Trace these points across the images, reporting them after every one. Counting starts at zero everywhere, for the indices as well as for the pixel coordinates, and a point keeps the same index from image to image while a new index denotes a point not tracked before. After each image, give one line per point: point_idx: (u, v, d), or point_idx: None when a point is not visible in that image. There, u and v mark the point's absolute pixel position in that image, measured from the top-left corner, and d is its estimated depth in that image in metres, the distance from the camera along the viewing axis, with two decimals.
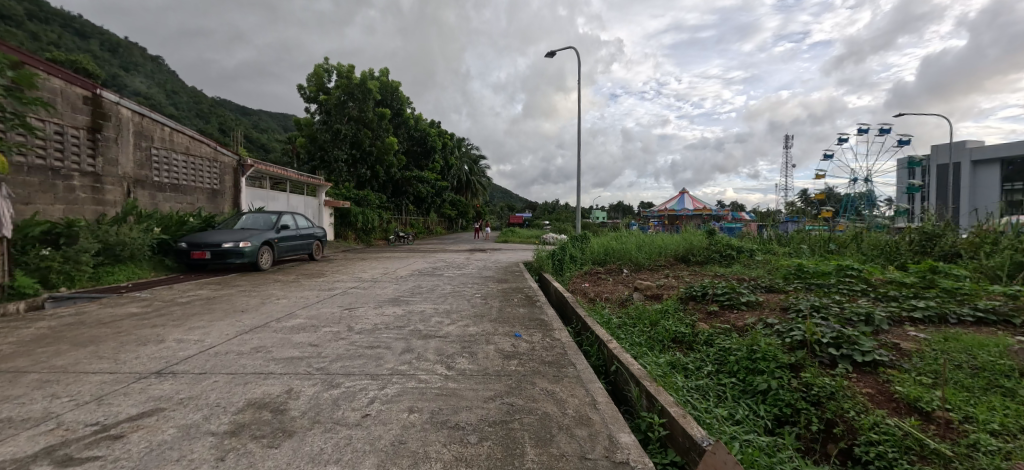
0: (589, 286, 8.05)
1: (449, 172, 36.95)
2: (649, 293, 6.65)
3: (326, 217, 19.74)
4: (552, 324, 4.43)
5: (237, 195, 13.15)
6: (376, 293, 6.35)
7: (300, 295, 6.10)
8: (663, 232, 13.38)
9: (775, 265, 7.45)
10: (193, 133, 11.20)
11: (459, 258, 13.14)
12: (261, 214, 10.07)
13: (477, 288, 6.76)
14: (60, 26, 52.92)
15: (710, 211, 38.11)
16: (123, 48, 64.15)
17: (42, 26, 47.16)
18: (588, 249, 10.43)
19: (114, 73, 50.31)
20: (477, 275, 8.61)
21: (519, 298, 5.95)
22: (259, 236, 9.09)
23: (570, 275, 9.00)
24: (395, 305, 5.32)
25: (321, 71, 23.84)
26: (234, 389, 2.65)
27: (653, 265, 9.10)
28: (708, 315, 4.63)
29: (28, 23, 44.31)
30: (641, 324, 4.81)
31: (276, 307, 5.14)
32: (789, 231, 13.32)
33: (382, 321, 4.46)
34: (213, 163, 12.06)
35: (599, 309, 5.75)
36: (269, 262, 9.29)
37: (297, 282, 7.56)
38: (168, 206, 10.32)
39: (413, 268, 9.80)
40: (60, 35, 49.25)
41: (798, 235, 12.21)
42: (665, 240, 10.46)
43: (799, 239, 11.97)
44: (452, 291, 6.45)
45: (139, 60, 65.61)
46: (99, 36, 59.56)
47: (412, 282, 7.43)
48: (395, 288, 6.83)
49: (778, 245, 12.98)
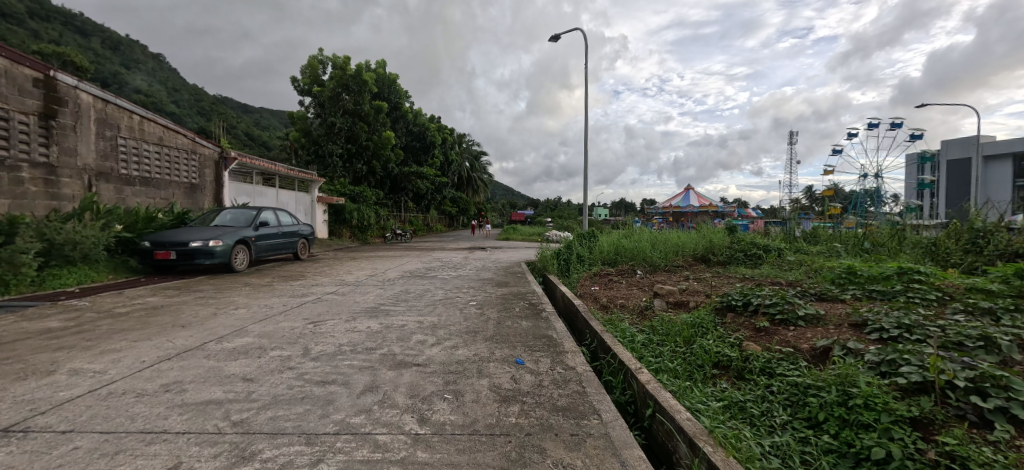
0: (601, 291, 7.13)
1: (449, 168, 36.07)
2: (672, 299, 5.73)
3: (320, 213, 18.87)
4: (563, 344, 3.52)
5: (219, 191, 12.29)
6: (355, 300, 5.44)
7: (266, 303, 5.22)
8: (677, 230, 12.44)
9: (815, 267, 6.51)
10: (167, 122, 10.35)
11: (457, 257, 12.22)
12: (239, 210, 9.18)
13: (472, 294, 5.86)
14: (61, 23, 52.56)
15: (716, 207, 37.13)
16: (125, 45, 63.80)
17: (43, 24, 46.84)
18: (597, 247, 9.50)
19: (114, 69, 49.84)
20: (474, 277, 7.70)
21: (521, 306, 5.04)
22: (233, 234, 8.19)
23: (577, 276, 8.09)
24: (372, 316, 4.42)
25: (315, 62, 22.90)
26: (91, 467, 1.76)
27: (671, 266, 8.16)
28: (756, 332, 3.72)
29: (29, 21, 44.03)
30: (672, 343, 3.89)
31: (227, 321, 4.24)
32: (807, 228, 12.34)
33: (350, 340, 3.55)
34: (192, 155, 11.21)
35: (615, 321, 4.84)
36: (245, 263, 8.40)
37: (270, 286, 6.68)
38: (138, 201, 9.46)
39: (404, 269, 8.90)
40: (61, 32, 48.87)
41: (826, 234, 11.20)
42: (681, 238, 9.53)
43: (828, 237, 10.97)
44: (443, 297, 5.55)
45: (141, 57, 65.25)
46: (100, 33, 59.14)
47: (399, 287, 6.52)
48: (378, 294, 5.93)
49: (805, 242, 11.95)
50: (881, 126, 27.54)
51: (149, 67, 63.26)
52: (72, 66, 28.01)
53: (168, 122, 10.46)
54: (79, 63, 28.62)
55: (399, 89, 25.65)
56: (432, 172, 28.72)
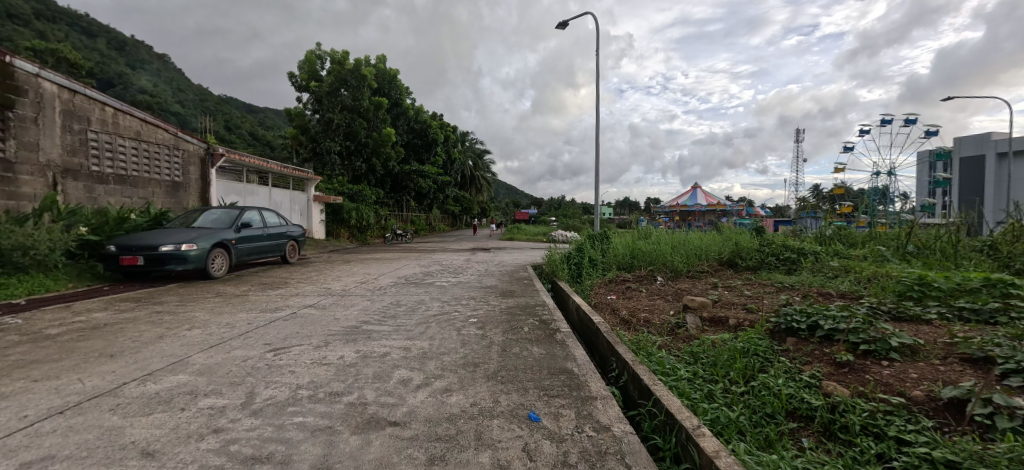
0: (619, 301, 6.29)
1: (452, 167, 35.28)
2: (706, 313, 4.89)
3: (316, 213, 18.12)
4: (589, 386, 2.69)
5: (206, 189, 11.55)
6: (334, 316, 4.63)
7: (228, 320, 4.41)
8: (695, 230, 11.54)
9: (867, 276, 5.64)
10: (146, 115, 9.61)
11: (459, 260, 11.41)
12: (220, 211, 8.39)
13: (472, 307, 5.03)
14: (67, 23, 52.47)
15: (725, 206, 36.21)
16: (131, 45, 63.60)
17: (51, 25, 46.80)
18: (610, 250, 8.68)
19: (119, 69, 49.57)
20: (477, 284, 6.89)
21: (531, 325, 4.22)
22: (210, 236, 7.41)
23: (591, 284, 7.25)
24: (348, 341, 3.61)
25: (313, 57, 22.13)
26: None
27: (695, 273, 7.30)
28: (837, 367, 2.90)
29: (36, 21, 43.98)
30: (726, 379, 3.07)
31: (171, 347, 3.45)
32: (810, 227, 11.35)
33: (311, 379, 2.74)
34: (174, 151, 10.47)
35: (645, 344, 4.00)
36: (224, 269, 7.62)
37: (244, 296, 5.89)
38: (111, 200, 8.73)
39: (399, 275, 8.09)
40: (67, 33, 48.75)
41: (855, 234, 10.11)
42: (703, 240, 8.67)
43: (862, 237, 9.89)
44: (437, 313, 4.73)
45: (147, 57, 65.08)
46: (107, 34, 59.04)
47: (390, 297, 5.72)
48: (364, 307, 5.11)
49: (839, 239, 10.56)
50: (888, 123, 26.95)
51: (152, 65, 62.85)
52: (67, 63, 27.37)
53: (147, 115, 9.72)
54: (75, 60, 28.01)
55: (400, 85, 24.90)
56: (434, 171, 27.96)
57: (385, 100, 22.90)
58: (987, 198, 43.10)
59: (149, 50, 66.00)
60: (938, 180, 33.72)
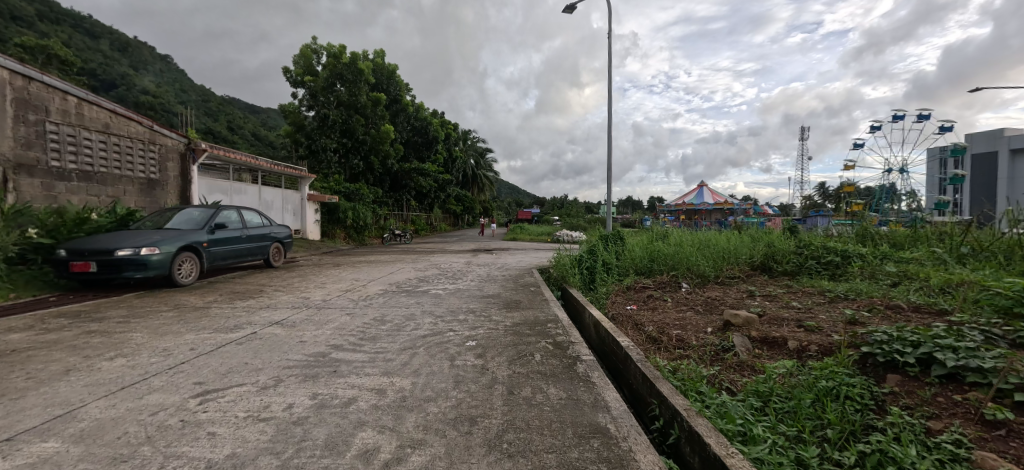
0: (643, 314, 5.41)
1: (454, 165, 34.47)
2: (755, 332, 4.02)
3: (311, 213, 17.33)
4: (637, 464, 1.82)
5: (187, 187, 10.75)
6: (301, 337, 3.76)
7: (167, 345, 3.55)
8: (713, 230, 10.64)
9: (939, 284, 4.76)
10: (115, 106, 8.83)
11: (459, 263, 10.55)
12: (193, 210, 7.57)
13: (471, 324, 4.16)
14: (70, 25, 52.15)
15: (732, 204, 35.40)
16: (136, 46, 63.21)
17: (53, 26, 46.41)
18: (626, 253, 7.82)
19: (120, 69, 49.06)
20: (477, 293, 6.02)
21: (544, 351, 3.36)
22: (178, 239, 6.61)
23: (607, 293, 6.39)
24: (305, 378, 2.74)
25: (309, 51, 21.32)
26: None
27: (726, 279, 6.43)
28: (987, 429, 2.05)
29: (38, 23, 43.62)
30: (821, 442, 2.22)
31: (69, 390, 2.60)
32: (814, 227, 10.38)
33: (231, 451, 1.88)
34: (150, 146, 9.70)
35: (691, 378, 3.14)
36: (193, 275, 6.79)
37: (205, 308, 5.04)
38: (74, 199, 7.98)
39: (390, 281, 7.23)
40: (69, 33, 48.36)
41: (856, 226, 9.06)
42: (729, 241, 7.79)
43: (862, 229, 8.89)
44: (428, 333, 3.85)
45: (150, 58, 64.70)
46: (110, 36, 58.62)
47: (374, 310, 4.86)
48: (340, 324, 4.23)
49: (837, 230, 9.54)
50: (899, 118, 26.20)
51: (153, 65, 62.14)
52: (57, 60, 26.45)
53: (117, 107, 8.95)
54: (65, 57, 27.09)
55: (399, 80, 24.08)
56: (435, 169, 27.14)
57: (383, 96, 22.09)
58: (1002, 195, 41.98)
59: (149, 51, 65.26)
60: (953, 177, 32.68)
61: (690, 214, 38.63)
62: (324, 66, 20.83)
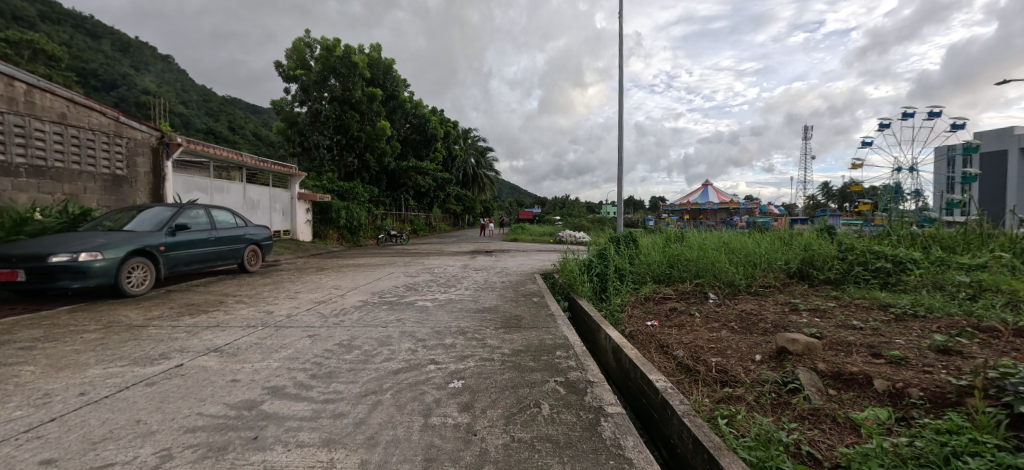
0: (667, 333, 4.53)
1: (454, 164, 33.58)
2: (821, 364, 3.15)
3: (302, 213, 16.47)
4: None
5: (160, 184, 9.90)
6: (236, 373, 2.88)
7: (54, 387, 2.69)
8: (729, 230, 9.74)
9: None
10: (72, 95, 8.01)
11: (455, 267, 9.65)
12: (153, 209, 6.71)
13: (460, 352, 3.27)
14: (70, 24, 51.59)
15: (738, 205, 34.50)
16: (136, 46, 62.67)
17: (52, 25, 45.87)
18: (640, 256, 6.93)
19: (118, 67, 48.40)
20: (472, 306, 5.12)
21: (554, 398, 2.48)
22: (128, 241, 5.74)
23: (622, 306, 5.51)
24: (205, 455, 1.87)
25: (302, 44, 20.44)
26: None
27: (760, 289, 5.55)
28: None
29: (37, 22, 43.05)
30: None
31: None
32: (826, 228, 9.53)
33: None
34: (116, 139, 8.88)
35: (762, 441, 2.26)
36: (145, 284, 5.93)
37: (142, 327, 4.18)
38: (21, 197, 7.18)
39: (373, 289, 6.35)
40: (67, 32, 47.75)
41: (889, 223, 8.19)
42: (758, 243, 6.89)
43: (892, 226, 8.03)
44: (401, 367, 2.96)
45: (151, 57, 64.05)
46: (110, 35, 58.01)
47: (344, 330, 3.97)
48: (294, 351, 3.35)
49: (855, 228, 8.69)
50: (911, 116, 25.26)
51: (152, 64, 61.50)
52: (44, 55, 25.59)
53: (76, 96, 8.13)
54: (53, 53, 26.29)
55: (395, 75, 23.22)
56: (434, 167, 26.25)
57: (379, 91, 21.23)
58: (1015, 194, 40.86)
59: (148, 50, 64.61)
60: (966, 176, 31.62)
61: (694, 214, 37.70)
62: (317, 59, 20.00)
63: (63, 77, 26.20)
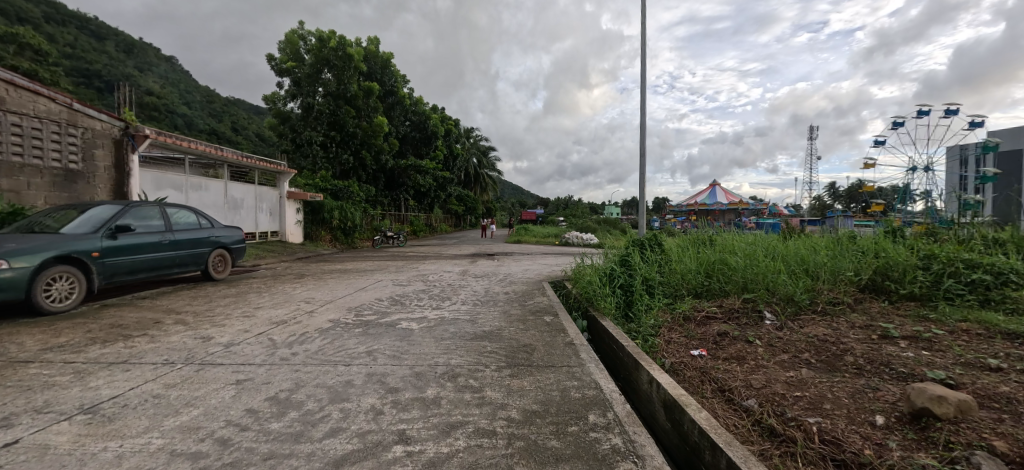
0: (726, 369, 3.43)
1: (454, 164, 32.53)
2: (999, 442, 2.06)
3: (292, 213, 15.41)
4: None
5: (124, 180, 8.87)
6: (84, 465, 1.80)
7: None
8: (757, 231, 8.66)
9: None
10: (12, 76, 7.06)
11: (452, 273, 8.54)
12: (93, 207, 5.67)
13: (446, 421, 2.16)
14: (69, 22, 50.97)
15: (747, 206, 33.44)
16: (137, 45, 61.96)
17: (51, 24, 45.27)
18: (670, 264, 5.82)
19: (116, 65, 47.65)
20: (468, 330, 4.00)
21: None
22: (48, 246, 4.67)
23: (656, 328, 4.43)
24: None
25: (295, 36, 19.40)
26: None
27: (830, 307, 4.43)
28: None
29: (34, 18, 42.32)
30: None
31: None
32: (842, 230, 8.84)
33: None
34: (69, 129, 7.85)
35: None
36: (71, 298, 4.86)
37: (24, 364, 3.11)
38: None
39: (351, 304, 5.25)
40: (65, 29, 47.01)
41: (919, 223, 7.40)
42: (810, 247, 5.77)
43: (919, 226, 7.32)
44: (348, 454, 1.86)
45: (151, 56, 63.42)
46: (110, 33, 57.36)
47: (289, 372, 2.87)
48: (199, 413, 2.26)
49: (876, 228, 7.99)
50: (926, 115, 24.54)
51: (157, 64, 60.92)
52: (31, 49, 24.69)
53: (18, 78, 7.15)
54: (41, 47, 25.36)
55: (394, 70, 22.26)
56: (434, 166, 25.18)
57: (376, 85, 20.22)
58: None
59: (152, 51, 64.09)
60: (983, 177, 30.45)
61: (702, 215, 36.60)
62: (310, 51, 19.00)
63: (53, 73, 25.32)
